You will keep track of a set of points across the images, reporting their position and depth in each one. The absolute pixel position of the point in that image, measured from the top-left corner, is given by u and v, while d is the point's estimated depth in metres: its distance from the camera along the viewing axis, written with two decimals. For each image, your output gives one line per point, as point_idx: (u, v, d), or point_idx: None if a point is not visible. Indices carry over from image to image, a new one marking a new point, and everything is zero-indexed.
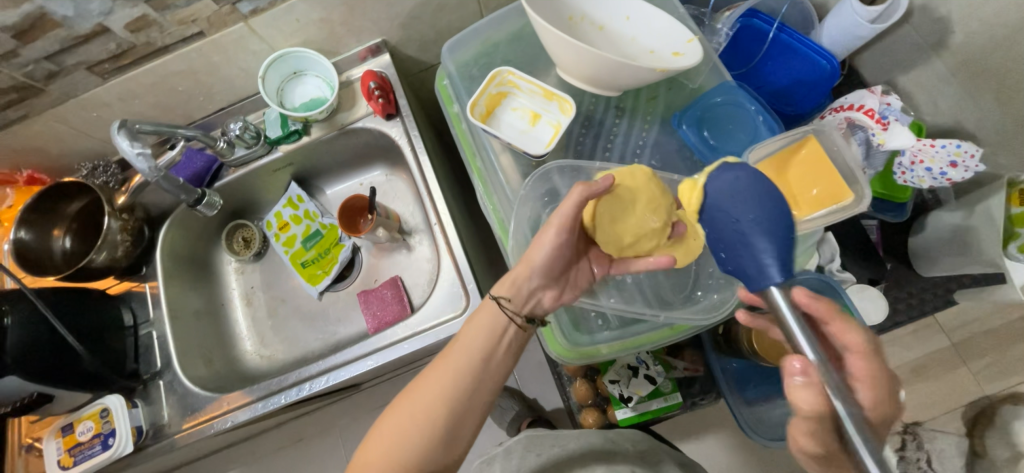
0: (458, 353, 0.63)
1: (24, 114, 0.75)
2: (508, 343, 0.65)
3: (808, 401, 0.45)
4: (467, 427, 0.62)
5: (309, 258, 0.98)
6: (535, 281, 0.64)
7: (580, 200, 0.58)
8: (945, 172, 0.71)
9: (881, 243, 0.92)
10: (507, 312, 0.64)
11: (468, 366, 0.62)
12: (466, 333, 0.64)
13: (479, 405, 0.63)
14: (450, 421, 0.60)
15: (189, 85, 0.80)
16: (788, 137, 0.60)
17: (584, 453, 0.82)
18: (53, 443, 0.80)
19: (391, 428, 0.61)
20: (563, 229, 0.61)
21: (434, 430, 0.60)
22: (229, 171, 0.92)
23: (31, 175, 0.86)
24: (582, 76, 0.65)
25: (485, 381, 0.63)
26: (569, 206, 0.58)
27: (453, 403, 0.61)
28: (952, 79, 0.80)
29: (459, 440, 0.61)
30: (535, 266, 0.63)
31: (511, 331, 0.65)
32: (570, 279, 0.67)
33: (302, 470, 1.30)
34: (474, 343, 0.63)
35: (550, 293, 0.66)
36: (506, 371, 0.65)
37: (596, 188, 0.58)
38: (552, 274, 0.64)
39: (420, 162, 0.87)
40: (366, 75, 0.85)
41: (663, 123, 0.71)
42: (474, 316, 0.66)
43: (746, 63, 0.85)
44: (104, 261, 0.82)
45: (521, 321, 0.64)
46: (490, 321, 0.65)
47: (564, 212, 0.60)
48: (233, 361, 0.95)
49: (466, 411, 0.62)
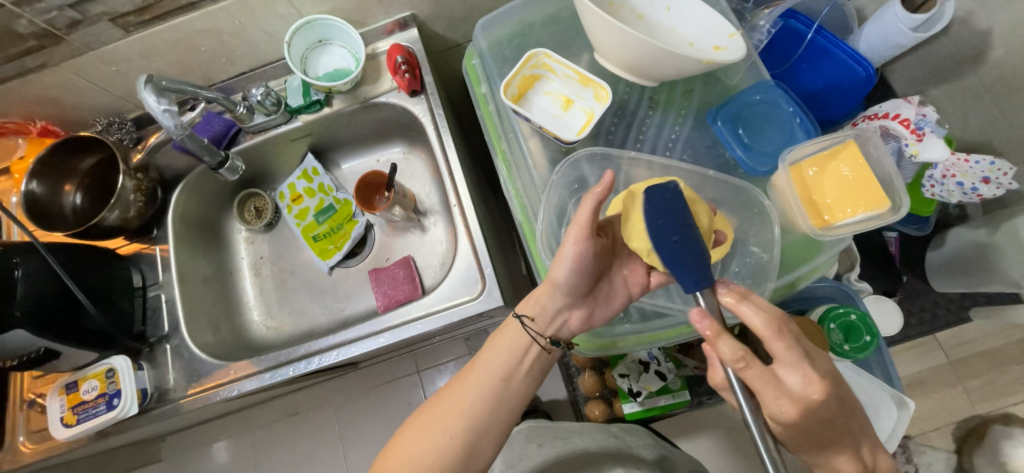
0: (481, 371, 0.65)
1: (42, 64, 0.72)
2: (531, 361, 0.67)
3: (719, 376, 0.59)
4: (487, 442, 0.63)
5: (321, 232, 0.96)
6: (559, 301, 0.65)
7: (591, 210, 0.58)
8: (976, 188, 0.70)
9: (898, 255, 0.91)
10: (531, 332, 0.65)
11: (491, 384, 0.64)
12: (489, 351, 0.66)
13: (500, 422, 0.64)
14: (471, 437, 0.62)
15: (213, 45, 0.78)
16: (828, 140, 0.60)
17: (591, 451, 0.81)
18: (56, 400, 0.80)
19: (414, 441, 0.63)
20: (583, 242, 0.59)
21: (455, 445, 0.62)
22: (246, 137, 0.90)
23: (45, 127, 0.84)
24: (620, 62, 0.63)
25: (506, 398, 0.65)
26: (583, 216, 0.58)
27: (474, 420, 0.63)
28: (983, 96, 0.78)
29: (479, 455, 0.63)
30: (557, 284, 0.63)
31: (535, 350, 0.66)
32: (597, 298, 0.66)
33: (296, 444, 1.30)
34: (496, 363, 0.65)
35: (577, 314, 0.66)
36: (528, 391, 0.66)
37: (600, 190, 0.57)
38: (576, 293, 0.64)
39: (443, 141, 0.85)
40: (394, 49, 0.83)
41: (697, 118, 0.69)
42: (498, 335, 0.68)
43: (782, 64, 0.80)
44: (116, 219, 0.81)
45: (545, 342, 0.66)
46: (512, 341, 0.66)
47: (580, 223, 0.59)
48: (240, 331, 0.95)
49: (487, 428, 0.63)
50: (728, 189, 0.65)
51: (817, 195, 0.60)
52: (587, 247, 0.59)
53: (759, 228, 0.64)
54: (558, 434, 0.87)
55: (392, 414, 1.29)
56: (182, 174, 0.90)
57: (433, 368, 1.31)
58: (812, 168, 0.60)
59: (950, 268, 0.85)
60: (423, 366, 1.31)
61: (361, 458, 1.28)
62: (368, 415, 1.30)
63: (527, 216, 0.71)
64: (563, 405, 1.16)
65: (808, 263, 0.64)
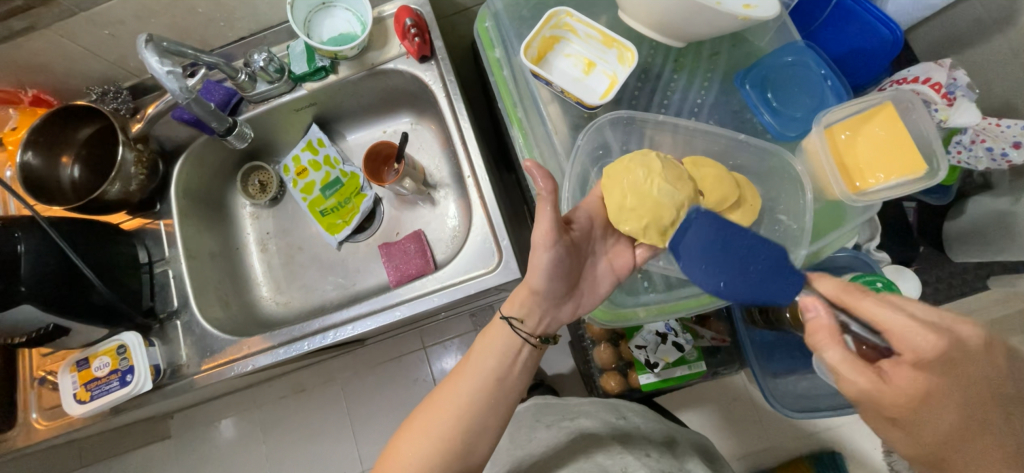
0: (472, 371, 0.64)
1: (30, 26, 0.67)
2: (523, 361, 0.65)
3: (905, 381, 0.46)
4: (483, 440, 0.62)
5: (328, 206, 0.94)
6: (542, 305, 0.63)
7: (550, 219, 0.56)
8: (1007, 153, 0.69)
9: (915, 226, 0.93)
10: (522, 333, 0.64)
11: (483, 383, 0.63)
12: (478, 352, 0.65)
13: (495, 420, 0.63)
14: (469, 434, 0.61)
15: (211, 7, 0.74)
16: (863, 102, 0.57)
17: (603, 437, 0.80)
18: (68, 377, 0.79)
19: (410, 441, 0.62)
20: (552, 249, 0.57)
21: (451, 445, 0.61)
22: (249, 107, 0.86)
23: (36, 95, 0.80)
24: (648, 21, 0.60)
25: (502, 396, 0.63)
26: (542, 225, 0.55)
27: (468, 420, 0.61)
28: (1012, 61, 0.74)
29: (474, 453, 0.62)
30: (538, 292, 0.61)
31: (526, 350, 0.65)
32: (584, 290, 0.64)
33: (304, 421, 1.31)
34: (486, 364, 0.64)
35: (565, 310, 0.64)
36: (521, 386, 0.65)
37: (545, 196, 0.54)
38: (560, 294, 0.62)
39: (455, 108, 0.82)
40: (402, 11, 0.79)
41: (723, 84, 0.67)
42: (486, 335, 0.66)
43: (807, 26, 0.74)
44: (118, 193, 0.78)
45: (536, 341, 0.65)
46: (502, 343, 0.64)
47: (544, 234, 0.56)
48: (250, 305, 0.93)
49: (482, 427, 0.62)
50: (755, 153, 0.63)
51: (849, 159, 0.58)
52: (557, 253, 0.58)
53: (789, 195, 0.63)
54: (564, 415, 0.87)
55: (398, 390, 1.30)
56: (183, 146, 0.87)
57: (438, 344, 1.31)
58: (845, 132, 0.58)
59: (967, 237, 0.84)
60: (429, 342, 1.32)
61: (369, 433, 1.28)
62: (374, 391, 1.30)
63: None
64: (571, 380, 1.18)
65: (834, 232, 0.62)
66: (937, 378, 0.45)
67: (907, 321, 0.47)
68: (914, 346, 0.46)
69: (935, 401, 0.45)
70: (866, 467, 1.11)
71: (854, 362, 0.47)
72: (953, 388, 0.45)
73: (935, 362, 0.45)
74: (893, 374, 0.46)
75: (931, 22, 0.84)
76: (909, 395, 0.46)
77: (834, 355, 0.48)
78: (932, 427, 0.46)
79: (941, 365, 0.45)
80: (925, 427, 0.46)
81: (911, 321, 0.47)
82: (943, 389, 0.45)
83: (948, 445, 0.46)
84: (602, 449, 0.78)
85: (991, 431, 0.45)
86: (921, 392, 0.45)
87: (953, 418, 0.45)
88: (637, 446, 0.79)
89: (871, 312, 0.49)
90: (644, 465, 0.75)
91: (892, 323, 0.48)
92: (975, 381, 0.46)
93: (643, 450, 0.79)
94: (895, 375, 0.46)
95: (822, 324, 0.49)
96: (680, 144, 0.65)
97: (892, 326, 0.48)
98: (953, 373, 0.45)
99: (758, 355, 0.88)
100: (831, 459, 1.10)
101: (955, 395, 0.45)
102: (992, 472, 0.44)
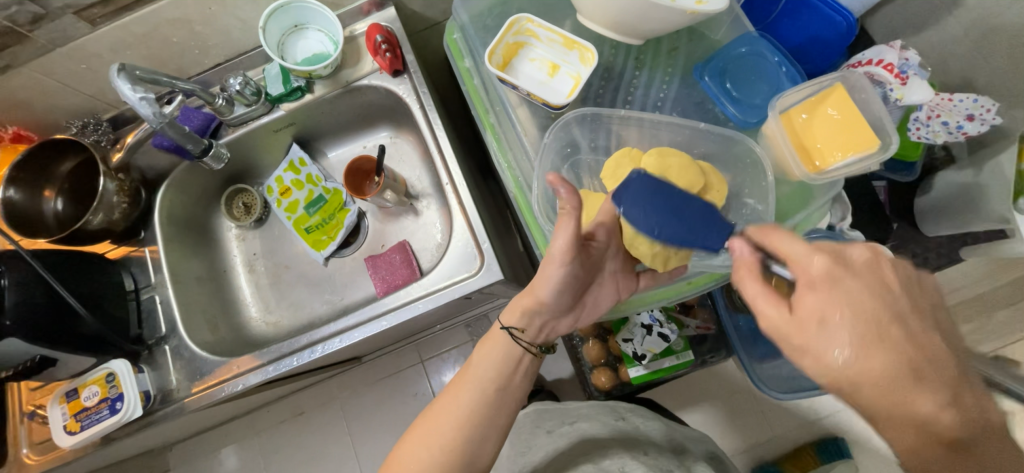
0: (473, 380, 0.64)
1: (7, 65, 0.69)
2: (524, 369, 0.66)
3: (811, 303, 0.47)
4: (487, 448, 0.62)
5: (313, 224, 0.95)
6: (546, 314, 0.64)
7: (570, 235, 0.56)
8: (961, 126, 0.71)
9: (888, 203, 0.94)
10: (523, 342, 0.65)
11: (484, 391, 0.63)
12: (479, 361, 0.66)
13: (497, 428, 0.63)
14: (472, 444, 0.62)
15: (185, 36, 0.76)
16: (816, 84, 0.60)
17: (607, 440, 0.80)
18: (58, 409, 0.79)
19: (412, 453, 0.62)
20: (566, 265, 0.59)
21: (454, 454, 0.61)
22: (228, 130, 0.88)
23: (17, 132, 0.81)
24: (606, 22, 0.62)
25: (502, 404, 0.64)
26: (564, 241, 0.56)
27: (471, 428, 0.62)
28: (963, 40, 0.77)
29: (479, 461, 0.62)
30: (544, 303, 0.62)
31: (527, 358, 0.66)
32: (586, 305, 0.66)
33: (305, 443, 1.30)
34: (486, 372, 0.64)
35: (563, 322, 0.66)
36: (522, 395, 0.66)
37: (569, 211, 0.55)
38: (566, 306, 0.64)
39: (430, 118, 0.84)
40: (371, 29, 0.81)
41: (683, 77, 0.70)
42: (486, 342, 0.67)
43: (763, 19, 0.77)
44: (100, 223, 0.79)
45: (535, 349, 0.66)
46: (503, 350, 0.66)
47: (560, 250, 0.57)
48: (240, 327, 0.94)
49: (484, 436, 0.62)
50: (718, 141, 0.65)
51: (808, 140, 0.60)
52: (571, 269, 0.59)
53: (753, 178, 0.65)
54: (565, 418, 0.88)
55: (398, 406, 1.29)
56: (165, 173, 0.88)
57: (435, 357, 1.31)
58: (803, 114, 0.61)
59: (939, 212, 0.86)
60: (426, 356, 1.31)
61: (370, 452, 1.28)
62: (373, 408, 1.30)
63: (520, 187, 0.70)
64: (568, 382, 1.18)
65: (801, 211, 0.64)
66: (834, 297, 0.46)
67: (803, 248, 0.48)
68: (811, 268, 0.47)
69: (834, 320, 0.45)
70: (866, 449, 1.11)
71: (769, 295, 0.49)
72: (846, 307, 0.45)
73: (821, 281, 0.47)
74: (799, 301, 0.47)
75: (884, 7, 0.87)
76: (812, 320, 0.46)
77: (750, 285, 0.50)
78: (844, 350, 0.45)
79: (829, 283, 0.46)
80: (836, 354, 0.45)
81: (806, 247, 0.48)
82: (844, 311, 0.45)
83: (858, 377, 0.45)
84: (604, 451, 0.78)
85: (902, 353, 0.45)
86: (823, 314, 0.46)
87: (865, 342, 0.45)
88: (638, 447, 0.79)
89: (778, 245, 0.50)
90: (641, 463, 0.75)
91: (792, 250, 0.49)
92: (868, 299, 0.46)
93: (643, 449, 0.79)
94: (801, 300, 0.47)
95: (744, 257, 0.51)
96: (646, 138, 0.67)
97: (792, 256, 0.49)
98: (846, 292, 0.46)
99: (742, 342, 0.91)
100: (834, 446, 1.09)
101: (861, 314, 0.45)
102: (898, 391, 0.45)
